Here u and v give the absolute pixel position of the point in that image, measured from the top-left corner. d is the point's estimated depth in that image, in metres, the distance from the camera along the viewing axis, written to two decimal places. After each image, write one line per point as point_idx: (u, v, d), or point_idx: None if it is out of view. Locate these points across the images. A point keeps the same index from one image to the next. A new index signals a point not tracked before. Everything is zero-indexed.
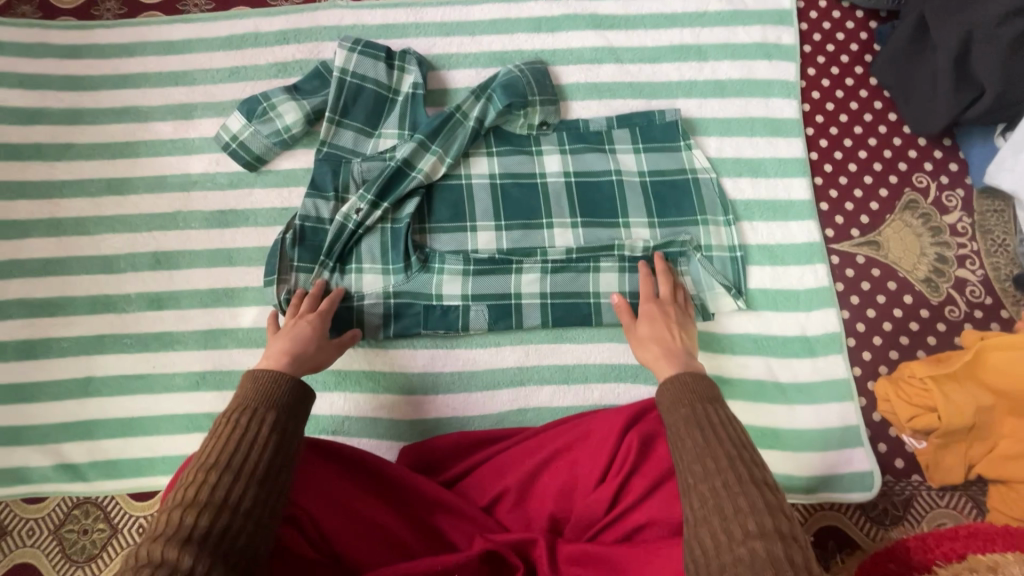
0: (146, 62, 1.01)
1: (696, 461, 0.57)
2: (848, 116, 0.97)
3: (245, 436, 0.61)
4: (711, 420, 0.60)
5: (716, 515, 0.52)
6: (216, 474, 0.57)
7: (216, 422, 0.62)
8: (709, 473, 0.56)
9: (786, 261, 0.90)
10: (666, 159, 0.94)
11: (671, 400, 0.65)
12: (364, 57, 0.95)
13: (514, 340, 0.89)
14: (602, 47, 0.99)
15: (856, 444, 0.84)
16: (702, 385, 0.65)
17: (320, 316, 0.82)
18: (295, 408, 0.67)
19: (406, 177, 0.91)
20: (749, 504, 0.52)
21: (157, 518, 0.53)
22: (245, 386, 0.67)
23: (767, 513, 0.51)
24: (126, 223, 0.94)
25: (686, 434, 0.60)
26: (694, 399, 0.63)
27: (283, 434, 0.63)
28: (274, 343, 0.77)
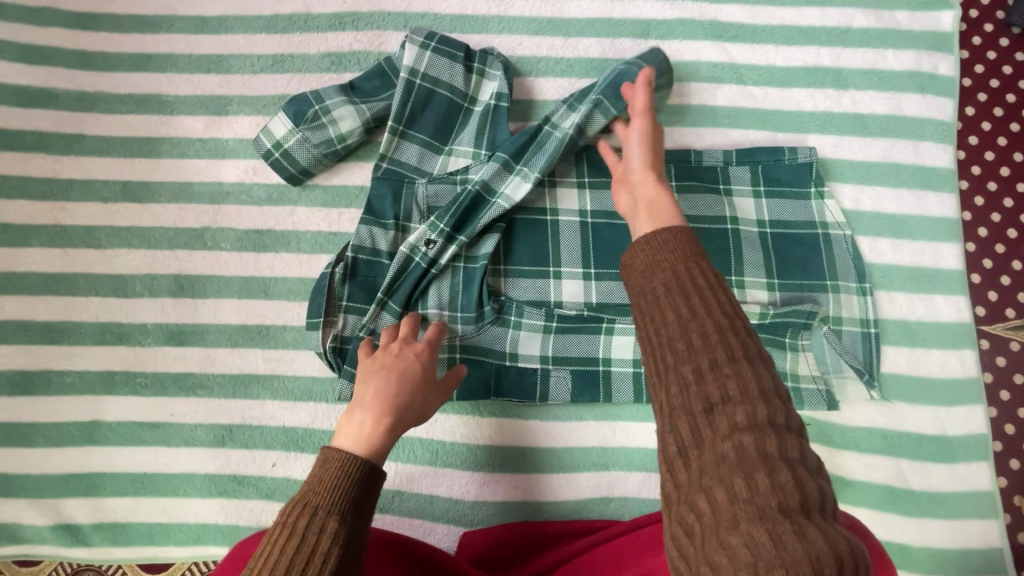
0: (173, 41, 0.84)
1: (674, 339, 0.41)
2: (1011, 170, 0.81)
3: (303, 552, 0.46)
4: (696, 285, 0.43)
5: (691, 407, 0.39)
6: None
7: (271, 527, 0.48)
8: (693, 350, 0.40)
9: (927, 342, 0.76)
10: (793, 207, 0.78)
11: (649, 264, 0.46)
12: (438, 55, 0.78)
13: (599, 414, 0.75)
14: (722, 63, 0.83)
15: (998, 571, 0.71)
16: (682, 241, 0.47)
17: (429, 352, 0.65)
18: (366, 515, 0.52)
19: (485, 203, 0.76)
20: (738, 394, 0.38)
21: None
22: (319, 469, 0.52)
23: (759, 402, 0.38)
24: (144, 238, 0.79)
25: (663, 301, 0.43)
26: (677, 261, 0.45)
27: (347, 555, 0.48)
28: (372, 381, 0.61)
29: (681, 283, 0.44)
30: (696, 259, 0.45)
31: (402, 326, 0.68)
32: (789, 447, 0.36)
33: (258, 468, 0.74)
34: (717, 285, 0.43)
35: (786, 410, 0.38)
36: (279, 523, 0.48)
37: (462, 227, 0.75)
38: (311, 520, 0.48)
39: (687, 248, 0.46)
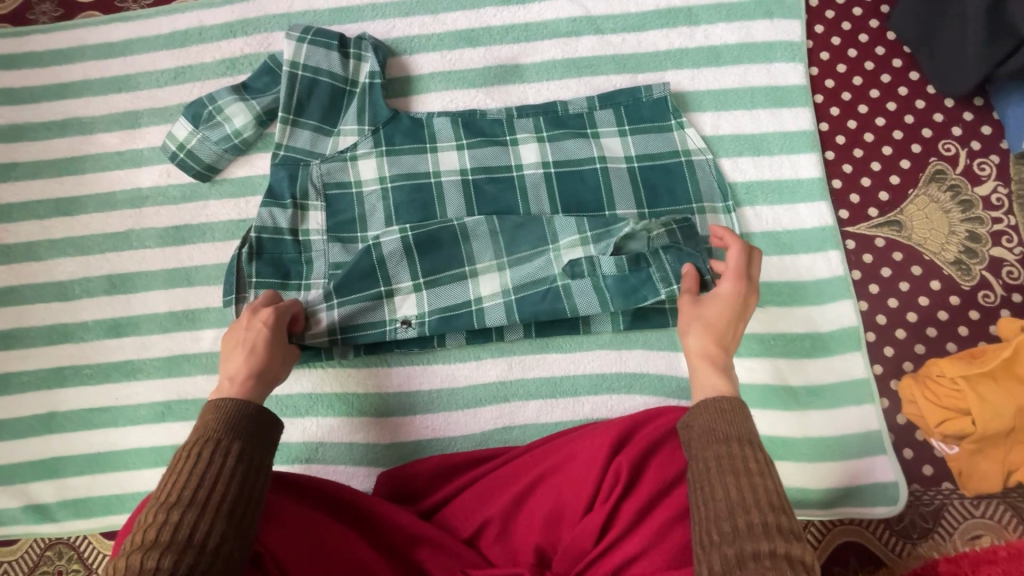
0: (85, 68, 0.93)
1: (721, 513, 0.49)
2: (862, 79, 0.86)
3: (211, 469, 0.55)
4: (741, 490, 0.50)
5: (736, 545, 0.47)
6: (177, 513, 0.52)
7: (176, 454, 0.56)
8: (726, 504, 0.49)
9: (794, 248, 0.81)
10: (657, 140, 0.83)
11: (705, 434, 0.54)
12: (315, 46, 0.85)
13: (496, 351, 0.82)
14: (580, 17, 0.89)
15: (878, 452, 0.75)
16: (740, 420, 0.54)
17: (280, 318, 0.71)
18: (264, 435, 0.61)
19: (443, 223, 0.80)
20: (775, 547, 0.46)
21: (117, 565, 0.48)
22: (207, 415, 0.60)
23: (792, 563, 0.45)
24: (77, 246, 0.88)
25: (713, 477, 0.51)
26: (729, 436, 0.53)
27: (253, 463, 0.58)
28: (228, 363, 0.67)
29: (733, 464, 0.51)
30: (752, 445, 0.52)
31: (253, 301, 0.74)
32: None
33: None
34: (766, 471, 0.51)
35: None
36: (182, 453, 0.56)
37: (424, 268, 0.80)
38: (213, 447, 0.57)
39: (747, 435, 0.53)
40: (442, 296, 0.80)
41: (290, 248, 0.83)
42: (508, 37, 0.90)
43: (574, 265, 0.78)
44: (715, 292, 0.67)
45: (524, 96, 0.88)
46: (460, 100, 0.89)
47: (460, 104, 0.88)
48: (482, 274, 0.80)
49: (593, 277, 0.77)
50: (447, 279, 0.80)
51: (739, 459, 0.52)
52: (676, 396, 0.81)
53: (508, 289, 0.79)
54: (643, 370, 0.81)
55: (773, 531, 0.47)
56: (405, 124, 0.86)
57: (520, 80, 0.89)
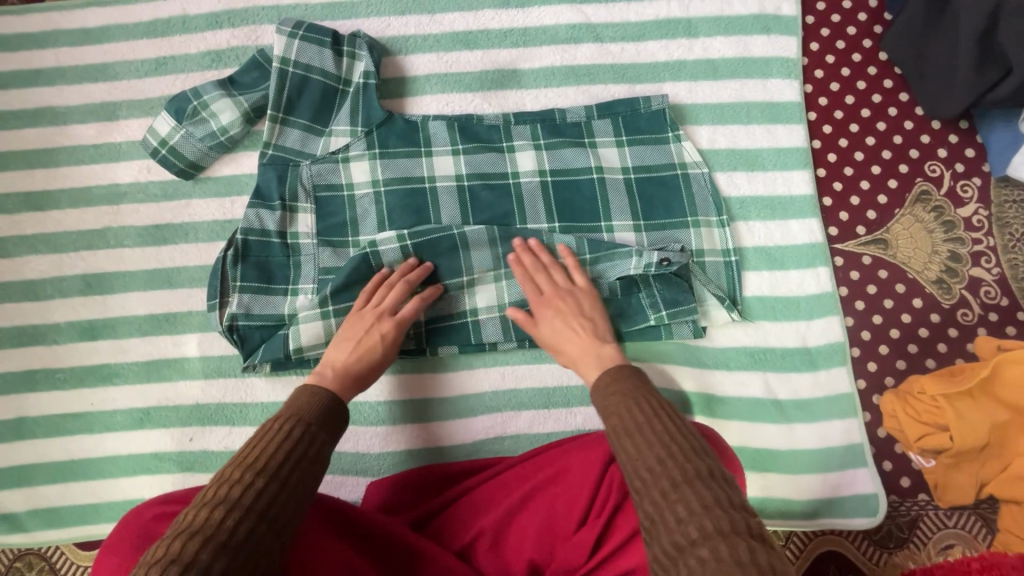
0: (59, 54, 0.88)
1: (637, 465, 0.53)
2: (854, 98, 0.87)
3: (287, 444, 0.57)
4: (644, 437, 0.55)
5: (652, 494, 0.50)
6: (253, 476, 0.53)
7: (263, 424, 0.59)
8: (637, 454, 0.54)
9: (785, 264, 0.82)
10: (654, 152, 0.83)
11: (607, 408, 0.60)
12: (307, 43, 0.82)
13: (488, 361, 0.82)
14: (579, 24, 0.88)
15: (860, 465, 0.77)
16: (631, 385, 0.61)
17: (399, 327, 0.74)
18: (334, 422, 0.63)
19: (441, 232, 0.79)
20: (680, 475, 0.50)
21: (188, 513, 0.50)
22: (303, 397, 0.63)
23: (697, 484, 0.49)
24: (49, 243, 0.84)
25: (622, 440, 0.56)
26: (623, 400, 0.59)
27: (323, 452, 0.60)
28: (342, 349, 0.73)
29: (632, 422, 0.57)
30: (637, 396, 0.59)
31: (380, 291, 0.76)
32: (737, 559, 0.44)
33: (176, 444, 0.80)
34: (655, 416, 0.56)
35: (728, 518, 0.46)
36: (268, 425, 0.59)
37: (421, 278, 0.80)
38: (297, 426, 0.59)
39: (637, 391, 0.60)
40: (440, 309, 0.80)
41: (278, 252, 0.80)
42: (506, 41, 0.88)
43: None
44: (541, 314, 0.74)
45: (521, 103, 0.87)
46: (456, 103, 0.87)
47: (456, 108, 0.87)
48: (478, 285, 0.80)
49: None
50: (443, 288, 0.80)
51: (636, 417, 0.57)
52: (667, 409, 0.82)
53: (503, 304, 0.80)
54: None
55: (679, 464, 0.51)
56: (399, 126, 0.84)
57: (518, 86, 0.87)
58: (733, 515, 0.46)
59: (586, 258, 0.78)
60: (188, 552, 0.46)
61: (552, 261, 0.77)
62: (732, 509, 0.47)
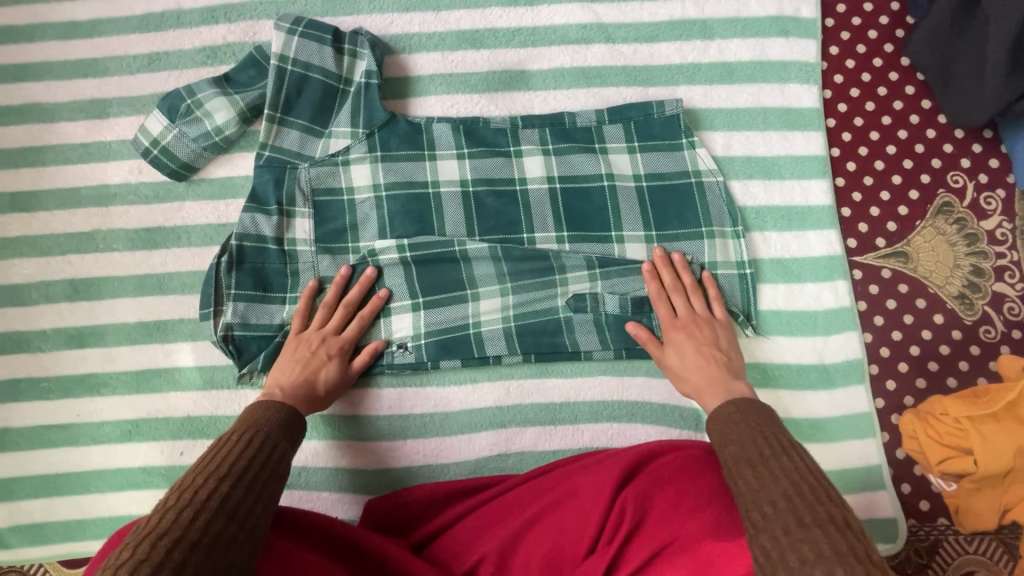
0: (46, 48, 0.84)
1: (758, 498, 0.47)
2: (875, 105, 0.84)
3: (251, 449, 0.55)
4: (771, 470, 0.49)
5: (771, 528, 0.44)
6: (216, 477, 0.50)
7: (222, 434, 0.57)
8: (760, 486, 0.48)
9: (802, 277, 0.79)
10: (667, 159, 0.80)
11: (727, 436, 0.55)
12: (306, 40, 0.78)
13: (492, 375, 0.79)
14: (591, 24, 0.85)
15: (877, 487, 0.75)
16: (762, 418, 0.56)
17: (344, 348, 0.73)
18: (293, 428, 0.62)
19: (443, 245, 0.77)
20: (806, 517, 0.44)
21: (145, 522, 0.46)
22: (256, 408, 0.61)
23: (823, 527, 0.43)
24: (35, 247, 0.80)
25: (741, 471, 0.51)
26: (751, 431, 0.54)
27: (286, 458, 0.58)
28: (286, 368, 0.71)
29: (758, 454, 0.51)
30: (768, 431, 0.53)
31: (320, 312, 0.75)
32: None
33: (166, 458, 0.77)
34: (786, 453, 0.50)
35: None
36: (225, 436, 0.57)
37: (423, 288, 0.77)
38: (259, 433, 0.57)
39: (766, 426, 0.55)
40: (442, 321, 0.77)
41: (274, 259, 0.77)
42: (514, 41, 0.85)
43: (578, 298, 0.77)
44: (671, 339, 0.72)
45: (529, 105, 0.84)
46: (462, 105, 0.83)
47: (461, 110, 0.83)
48: (484, 295, 0.77)
49: (596, 314, 0.77)
50: (447, 298, 0.77)
51: (765, 450, 0.51)
52: (678, 427, 0.78)
53: (509, 315, 0.77)
54: (646, 399, 0.78)
55: (808, 503, 0.45)
56: (402, 128, 0.80)
57: (526, 88, 0.84)
58: (873, 570, 0.39)
59: (594, 269, 0.77)
60: (157, 553, 0.43)
61: (690, 281, 0.75)
62: (867, 561, 0.40)
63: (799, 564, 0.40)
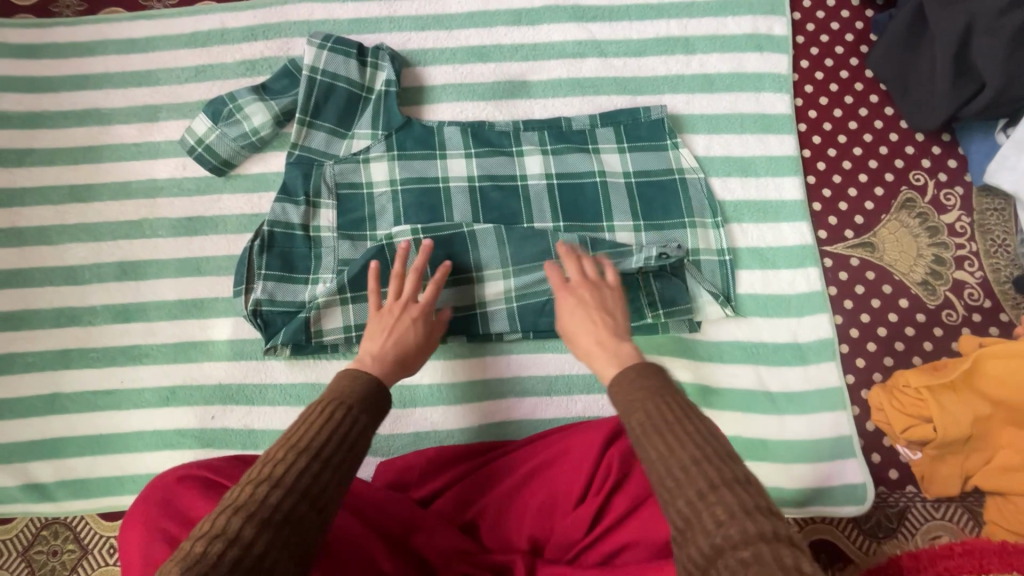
0: (107, 61, 0.96)
1: (663, 466, 0.48)
2: (842, 111, 0.93)
3: (336, 425, 0.55)
4: (670, 428, 0.50)
5: (685, 493, 0.46)
6: (297, 454, 0.51)
7: (308, 406, 0.57)
8: (666, 455, 0.48)
9: (776, 264, 0.87)
10: (653, 158, 0.89)
11: (625, 398, 0.55)
12: (334, 54, 0.89)
13: (495, 350, 0.88)
14: (585, 41, 0.95)
15: (848, 455, 0.81)
16: (655, 380, 0.55)
17: (426, 313, 0.74)
18: (378, 403, 0.60)
19: (453, 228, 0.84)
20: (712, 478, 0.46)
21: (232, 493, 0.48)
22: (340, 378, 0.60)
23: (731, 487, 0.45)
24: (90, 232, 0.91)
25: (640, 436, 0.51)
26: (645, 393, 0.53)
27: (369, 435, 0.57)
28: (376, 337, 0.70)
29: (659, 416, 0.51)
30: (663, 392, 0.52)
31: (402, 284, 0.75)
32: (789, 556, 0.40)
33: (198, 421, 0.85)
34: (674, 410, 0.51)
35: (772, 520, 0.42)
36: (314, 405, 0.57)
37: (434, 270, 0.84)
38: (344, 409, 0.56)
39: (659, 384, 0.55)
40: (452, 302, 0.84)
41: (301, 243, 0.86)
42: (517, 56, 0.95)
43: None
44: (562, 301, 0.70)
45: (530, 111, 0.94)
46: (470, 111, 0.94)
47: (470, 115, 0.94)
48: (489, 278, 0.85)
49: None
50: (455, 280, 0.85)
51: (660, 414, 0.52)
52: None
53: (510, 296, 0.85)
54: None
55: (706, 463, 0.47)
56: (417, 131, 0.90)
57: (527, 96, 0.94)
58: (777, 521, 0.42)
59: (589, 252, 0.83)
60: (232, 529, 0.45)
61: (591, 261, 0.75)
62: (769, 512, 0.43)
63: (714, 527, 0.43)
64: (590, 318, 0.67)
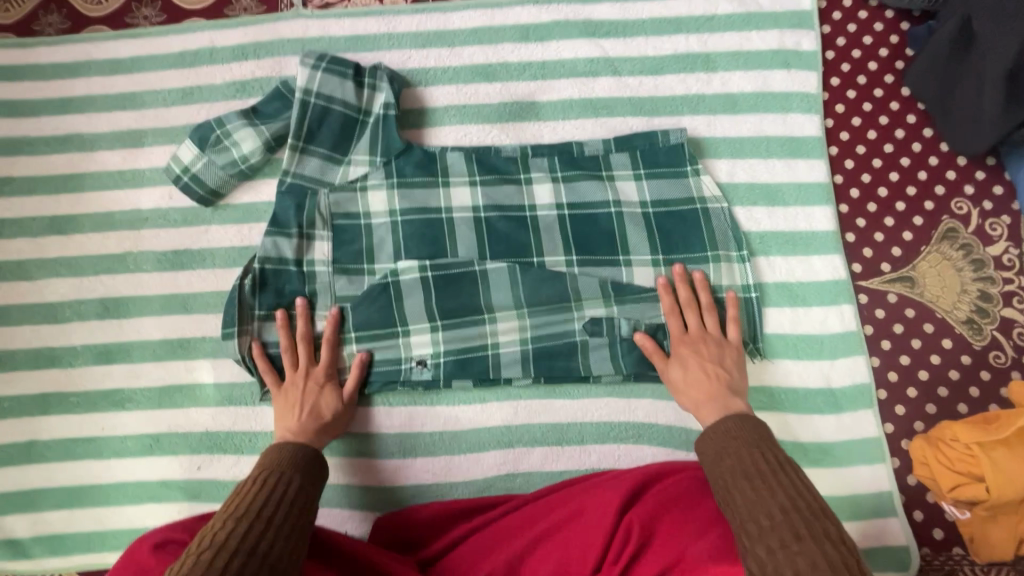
0: (90, 83, 0.90)
1: (750, 513, 0.53)
2: (877, 133, 0.86)
3: (271, 494, 0.60)
4: (764, 474, 0.55)
5: (765, 542, 0.50)
6: (244, 522, 0.56)
7: (240, 483, 0.62)
8: (757, 504, 0.53)
9: (807, 301, 0.80)
10: (672, 186, 0.82)
11: (716, 451, 0.60)
12: (329, 75, 0.83)
13: (502, 395, 0.80)
14: (598, 58, 0.89)
15: (888, 513, 0.74)
16: (749, 432, 0.61)
17: (330, 379, 0.77)
18: (314, 472, 0.67)
19: (462, 265, 0.80)
20: (800, 530, 0.49)
21: (179, 562, 0.51)
22: (269, 452, 0.66)
23: (816, 542, 0.48)
24: (71, 267, 0.85)
25: (736, 486, 0.56)
26: (743, 445, 0.59)
27: (312, 500, 0.64)
28: (286, 416, 0.73)
29: (752, 467, 0.57)
30: (761, 447, 0.58)
31: (292, 355, 0.77)
32: None
33: (184, 472, 0.79)
34: (779, 467, 0.56)
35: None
36: (248, 480, 0.62)
37: (440, 310, 0.79)
38: (277, 476, 0.63)
39: (756, 442, 0.59)
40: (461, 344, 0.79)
41: (293, 280, 0.80)
42: (525, 75, 0.89)
43: (594, 323, 0.78)
44: (678, 356, 0.74)
45: (539, 134, 0.87)
46: (475, 135, 0.87)
47: (474, 139, 0.87)
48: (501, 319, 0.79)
49: (612, 338, 0.78)
50: (464, 320, 0.79)
51: (757, 476, 0.55)
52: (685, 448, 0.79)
53: (525, 336, 0.79)
54: (653, 421, 0.79)
55: (795, 515, 0.51)
56: (417, 156, 0.84)
57: (536, 118, 0.88)
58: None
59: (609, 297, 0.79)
60: None
61: (707, 300, 0.77)
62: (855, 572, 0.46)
63: (794, 574, 0.47)
64: (705, 380, 0.71)
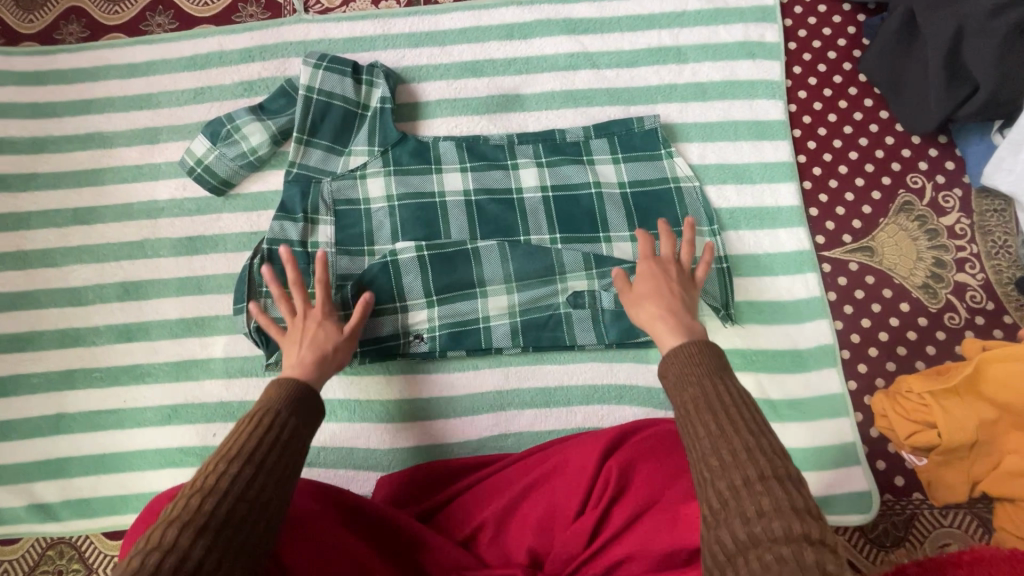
0: (109, 86, 0.98)
1: (712, 447, 0.50)
2: (837, 116, 0.93)
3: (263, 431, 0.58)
4: (729, 407, 0.52)
5: (729, 477, 0.48)
6: (231, 465, 0.53)
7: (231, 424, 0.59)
8: (718, 441, 0.50)
9: (774, 270, 0.86)
10: (648, 168, 0.89)
11: (680, 376, 0.58)
12: (330, 72, 0.90)
13: (493, 362, 0.87)
14: (578, 53, 0.96)
15: (852, 463, 0.80)
16: (709, 360, 0.58)
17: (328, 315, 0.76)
18: (305, 407, 0.63)
19: (457, 245, 0.86)
20: (764, 471, 0.47)
21: (169, 506, 0.49)
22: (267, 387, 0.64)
23: (781, 481, 0.46)
24: (93, 254, 0.92)
25: (695, 414, 0.54)
26: (702, 375, 0.57)
27: (301, 436, 0.61)
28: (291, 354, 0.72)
29: (712, 398, 0.54)
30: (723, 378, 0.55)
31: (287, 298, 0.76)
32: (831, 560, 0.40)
33: (201, 439, 0.86)
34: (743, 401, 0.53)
35: (817, 521, 0.43)
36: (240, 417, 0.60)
37: (436, 286, 0.85)
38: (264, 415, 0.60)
39: (709, 374, 0.57)
40: (456, 318, 0.85)
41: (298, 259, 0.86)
42: (509, 70, 0.96)
43: (577, 296, 0.85)
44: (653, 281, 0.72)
45: (524, 124, 0.94)
46: (464, 126, 0.95)
47: (464, 129, 0.94)
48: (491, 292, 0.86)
49: (593, 310, 0.85)
50: (457, 295, 0.85)
51: (723, 410, 0.53)
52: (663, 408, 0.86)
53: (514, 310, 0.85)
54: (633, 383, 0.86)
55: (758, 454, 0.48)
56: (412, 145, 0.91)
57: (520, 109, 0.95)
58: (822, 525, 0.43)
59: (591, 268, 0.85)
60: (165, 539, 0.46)
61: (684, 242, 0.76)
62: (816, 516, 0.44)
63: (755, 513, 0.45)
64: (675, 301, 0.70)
